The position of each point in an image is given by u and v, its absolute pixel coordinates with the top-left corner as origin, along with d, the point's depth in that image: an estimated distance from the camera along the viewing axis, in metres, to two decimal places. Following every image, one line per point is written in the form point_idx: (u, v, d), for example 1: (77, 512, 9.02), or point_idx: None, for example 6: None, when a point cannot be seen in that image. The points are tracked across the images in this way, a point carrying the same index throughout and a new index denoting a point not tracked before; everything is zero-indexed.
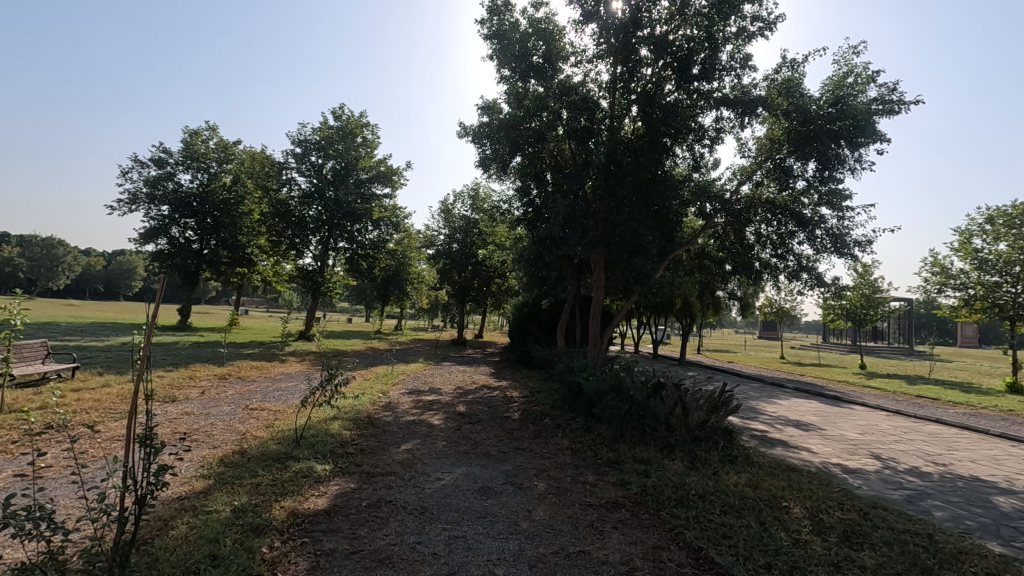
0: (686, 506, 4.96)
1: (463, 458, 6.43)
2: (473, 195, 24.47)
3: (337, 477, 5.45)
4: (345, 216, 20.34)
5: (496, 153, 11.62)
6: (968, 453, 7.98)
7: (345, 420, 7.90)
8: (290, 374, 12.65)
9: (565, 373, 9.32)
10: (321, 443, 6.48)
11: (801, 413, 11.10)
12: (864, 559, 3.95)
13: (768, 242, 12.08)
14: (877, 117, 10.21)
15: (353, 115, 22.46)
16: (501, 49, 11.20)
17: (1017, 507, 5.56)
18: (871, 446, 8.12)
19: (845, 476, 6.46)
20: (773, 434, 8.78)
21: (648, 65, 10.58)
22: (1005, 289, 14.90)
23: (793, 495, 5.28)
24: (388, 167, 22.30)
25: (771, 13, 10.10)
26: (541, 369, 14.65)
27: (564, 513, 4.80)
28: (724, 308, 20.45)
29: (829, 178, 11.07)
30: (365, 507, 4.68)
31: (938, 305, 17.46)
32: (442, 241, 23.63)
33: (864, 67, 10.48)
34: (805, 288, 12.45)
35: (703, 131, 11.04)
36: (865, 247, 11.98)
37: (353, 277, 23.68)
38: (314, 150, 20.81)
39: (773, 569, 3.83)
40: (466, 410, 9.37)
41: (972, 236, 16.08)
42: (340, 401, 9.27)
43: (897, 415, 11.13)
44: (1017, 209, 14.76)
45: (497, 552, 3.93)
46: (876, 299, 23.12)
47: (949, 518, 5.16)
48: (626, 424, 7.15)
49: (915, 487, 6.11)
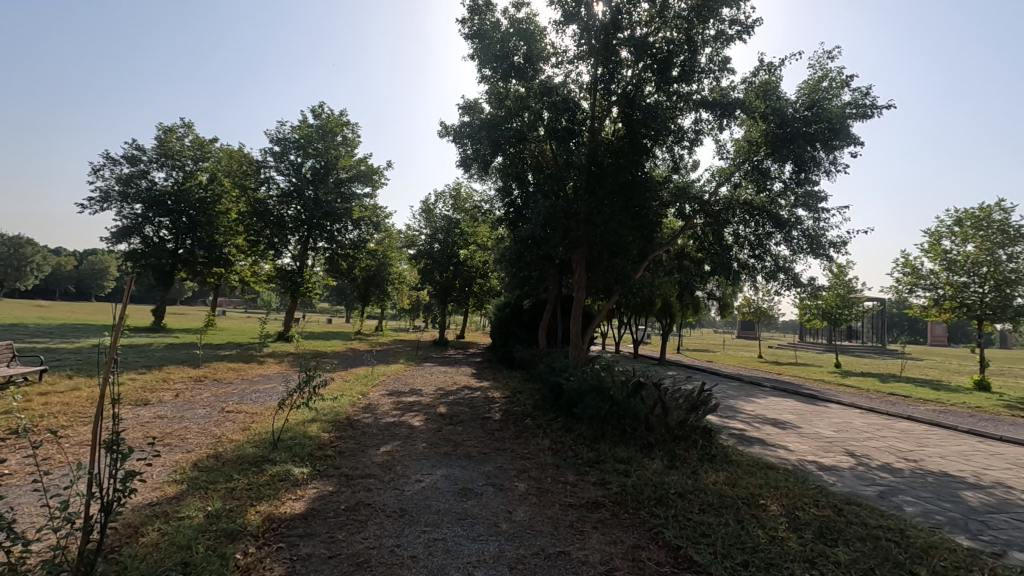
0: (665, 505, 4.98)
1: (444, 460, 6.39)
2: (454, 195, 24.37)
3: (315, 481, 5.37)
4: (324, 216, 20.14)
5: (477, 153, 11.56)
6: (938, 449, 8.19)
7: (324, 423, 7.78)
8: (268, 375, 12.49)
9: (546, 373, 9.33)
10: (299, 446, 6.37)
11: (778, 411, 11.29)
12: (839, 555, 4.01)
13: (745, 243, 12.28)
14: (851, 120, 10.43)
15: (333, 114, 22.21)
16: (481, 49, 11.15)
17: (984, 501, 5.71)
18: (845, 444, 8.28)
19: (820, 473, 6.56)
20: (751, 433, 8.89)
21: (628, 66, 10.63)
22: (973, 290, 15.32)
23: (769, 493, 5.34)
24: (368, 166, 22.11)
25: (749, 16, 10.29)
26: (522, 369, 14.66)
27: (544, 514, 4.80)
28: (703, 308, 20.68)
29: (804, 179, 11.29)
30: (343, 510, 4.62)
31: (910, 305, 17.86)
32: (423, 241, 23.49)
33: (839, 71, 10.69)
34: (782, 288, 12.64)
35: (683, 133, 11.12)
36: (839, 249, 12.23)
37: (333, 278, 23.40)
38: (293, 149, 20.47)
39: (751, 566, 3.86)
40: (447, 412, 9.32)
41: (941, 237, 16.52)
42: (319, 403, 9.15)
43: (870, 413, 11.38)
44: (984, 211, 15.20)
45: (477, 554, 3.90)
46: (850, 299, 23.60)
47: (920, 513, 5.28)
48: (607, 423, 7.17)
49: (887, 483, 6.24)
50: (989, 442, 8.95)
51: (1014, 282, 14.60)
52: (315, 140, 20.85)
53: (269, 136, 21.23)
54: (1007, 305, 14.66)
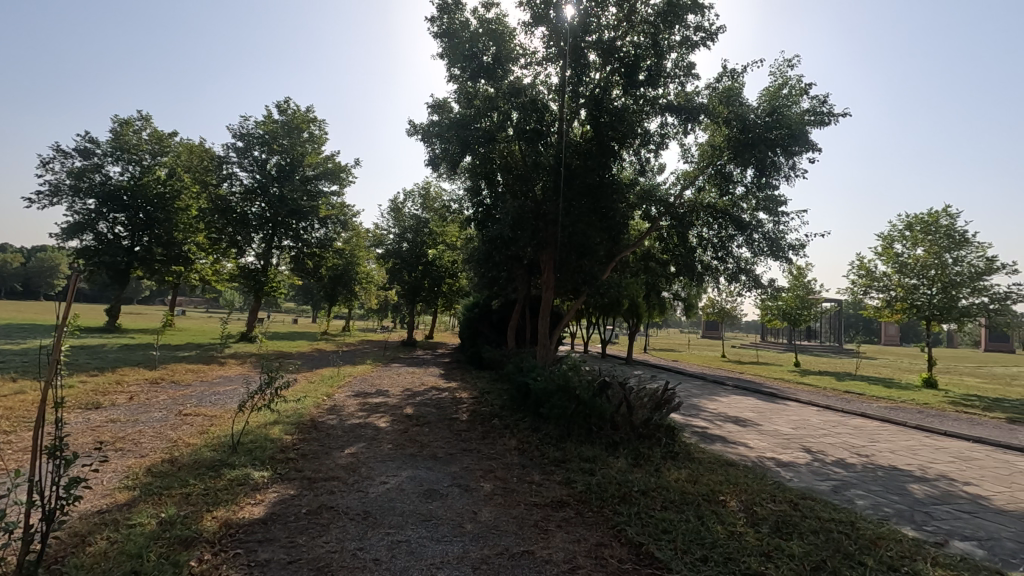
0: (628, 503, 5.06)
1: (409, 461, 6.33)
2: (424, 194, 24.15)
3: (275, 485, 5.25)
4: (289, 214, 19.82)
5: (446, 152, 11.50)
6: (889, 444, 8.56)
7: (286, 425, 7.63)
8: (229, 377, 12.17)
9: (514, 374, 9.35)
10: (260, 449, 6.23)
11: (740, 409, 11.59)
12: (793, 549, 4.14)
13: (709, 245, 12.65)
14: (810, 127, 10.80)
15: (299, 110, 21.76)
16: (451, 47, 11.12)
17: (929, 494, 5.99)
18: (802, 441, 8.57)
19: (778, 469, 6.77)
20: (714, 430, 9.11)
21: (596, 70, 10.77)
22: (922, 291, 16.03)
23: (729, 489, 5.48)
24: (335, 164, 21.76)
25: (713, 24, 10.59)
26: (491, 369, 14.70)
27: (509, 513, 4.81)
28: (669, 308, 21.09)
29: (766, 184, 11.56)
30: (304, 514, 4.53)
31: (864, 306, 18.56)
32: (392, 240, 23.26)
33: (798, 79, 11.06)
34: (744, 290, 13.01)
35: (649, 136, 11.32)
36: (798, 251, 12.65)
37: (298, 277, 23.01)
38: (257, 145, 19.98)
39: (710, 561, 3.95)
40: (414, 413, 9.26)
41: (893, 241, 17.21)
42: (281, 405, 8.94)
43: (826, 410, 11.79)
44: (933, 216, 15.93)
45: (441, 555, 3.89)
46: (808, 300, 24.37)
47: (870, 506, 5.50)
48: (573, 423, 7.24)
49: (840, 478, 6.48)
50: (935, 437, 9.37)
51: (958, 284, 15.36)
52: (281, 135, 20.41)
53: (231, 131, 20.67)
54: (953, 306, 15.40)
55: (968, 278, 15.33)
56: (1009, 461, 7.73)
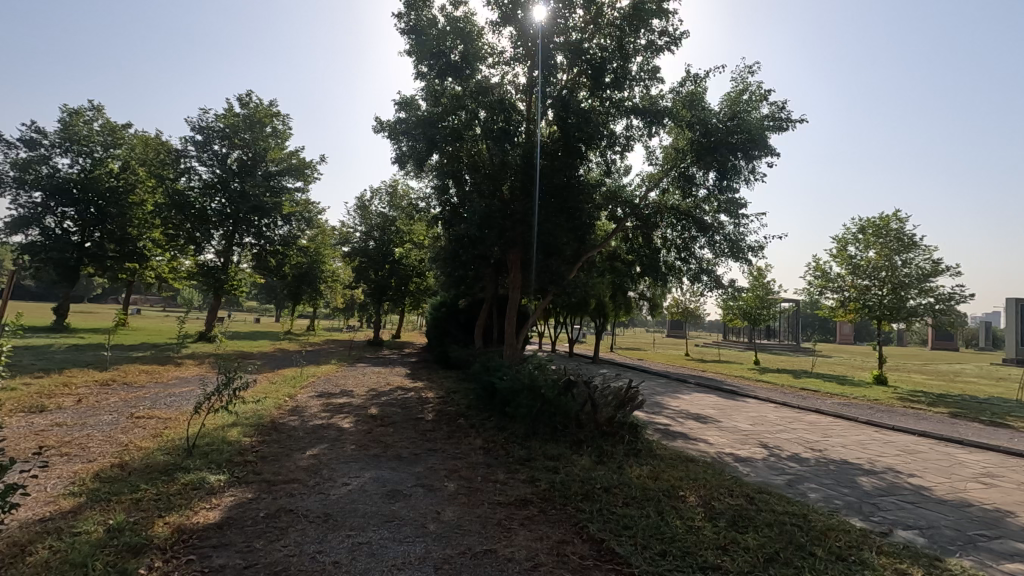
0: (591, 500, 5.12)
1: (373, 462, 6.26)
2: (391, 191, 23.85)
3: (233, 488, 5.12)
4: (251, 210, 19.33)
5: (413, 150, 11.41)
6: (840, 439, 8.91)
7: (245, 427, 7.43)
8: (185, 378, 11.76)
9: (480, 373, 9.34)
10: (216, 452, 6.05)
11: (701, 406, 11.86)
12: (748, 541, 4.27)
13: (672, 246, 12.96)
14: (769, 132, 11.15)
15: (262, 104, 21.23)
16: (418, 45, 11.03)
17: (877, 486, 6.27)
18: (760, 437, 8.83)
19: (736, 464, 6.96)
20: (675, 428, 9.30)
21: (563, 71, 10.88)
22: (874, 292, 16.71)
23: (689, 485, 5.61)
24: (299, 160, 21.30)
25: (677, 29, 10.82)
26: (458, 368, 14.64)
27: (472, 513, 4.80)
28: (635, 308, 21.45)
29: (727, 188, 11.87)
30: (262, 518, 4.42)
31: (820, 306, 19.23)
32: (358, 238, 22.95)
33: (757, 85, 11.39)
34: (706, 290, 13.34)
35: (614, 138, 11.48)
36: (757, 253, 13.04)
37: (260, 275, 22.44)
38: (216, 138, 19.38)
39: (669, 556, 4.04)
40: (379, 413, 9.16)
41: (847, 244, 17.88)
42: (240, 407, 8.70)
43: (783, 407, 12.20)
44: (883, 220, 16.62)
45: (402, 556, 3.86)
46: (768, 300, 25.09)
47: (822, 498, 5.72)
48: (538, 421, 7.30)
49: (795, 472, 6.72)
50: (884, 431, 9.80)
51: (907, 285, 16.11)
52: (242, 129, 19.86)
53: (189, 124, 20.00)
54: (901, 306, 16.16)
55: (915, 279, 16.10)
56: (950, 454, 8.14)
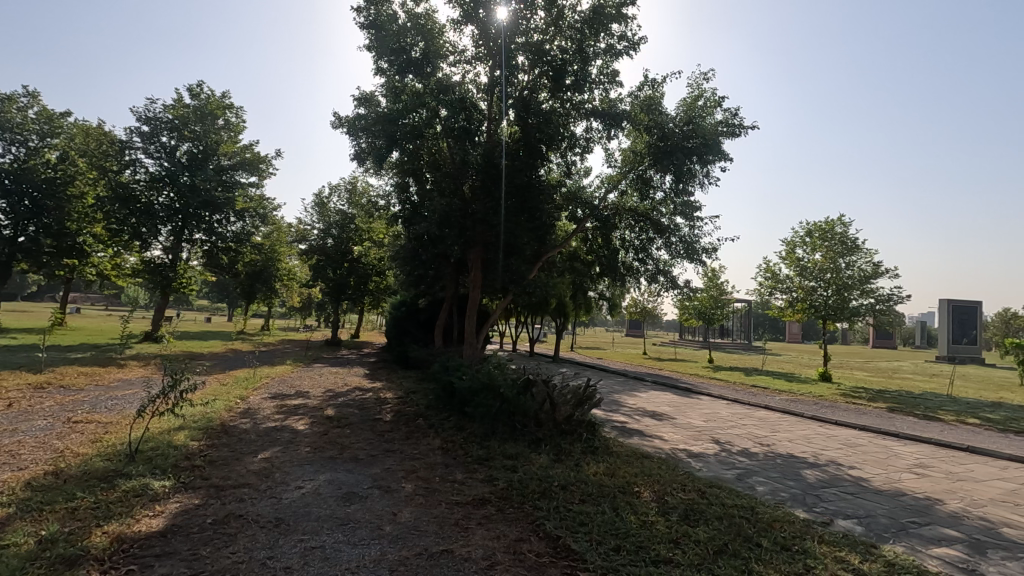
0: (547, 498, 5.18)
1: (328, 464, 6.14)
2: (350, 189, 23.39)
3: (178, 494, 4.91)
4: (202, 205, 18.54)
5: (372, 146, 11.25)
6: (787, 434, 9.29)
7: (193, 430, 7.15)
8: (128, 381, 11.22)
9: (439, 373, 9.27)
10: (161, 457, 5.80)
11: (657, 404, 12.14)
12: (698, 534, 4.40)
13: (630, 247, 13.22)
14: (722, 137, 11.51)
15: (213, 95, 20.49)
16: (377, 40, 10.87)
17: (820, 478, 6.56)
18: (712, 432, 9.11)
19: (689, 460, 7.16)
20: (632, 425, 9.49)
21: (524, 72, 10.91)
22: (820, 293, 17.46)
23: (644, 481, 5.73)
24: (253, 154, 20.64)
25: (635, 34, 11.02)
26: (417, 368, 14.51)
27: (429, 514, 4.77)
28: (594, 308, 21.75)
29: (683, 191, 12.18)
30: (209, 524, 4.27)
31: (770, 306, 19.95)
32: (315, 236, 22.42)
33: (712, 92, 11.73)
34: (663, 290, 13.65)
35: (574, 140, 11.62)
36: (711, 254, 13.44)
37: (211, 273, 21.70)
38: (165, 130, 18.66)
39: (622, 550, 4.11)
40: (335, 414, 8.98)
41: (795, 246, 18.61)
42: (187, 410, 8.36)
43: (735, 403, 12.60)
44: (828, 223, 17.40)
45: (357, 559, 3.80)
46: (721, 301, 25.88)
47: (769, 491, 5.95)
48: (497, 421, 7.32)
49: (745, 466, 6.96)
50: (827, 426, 10.27)
51: (850, 286, 16.94)
52: (192, 121, 19.08)
53: (135, 114, 19.15)
54: (844, 306, 16.97)
55: (858, 280, 16.96)
56: (887, 446, 8.60)
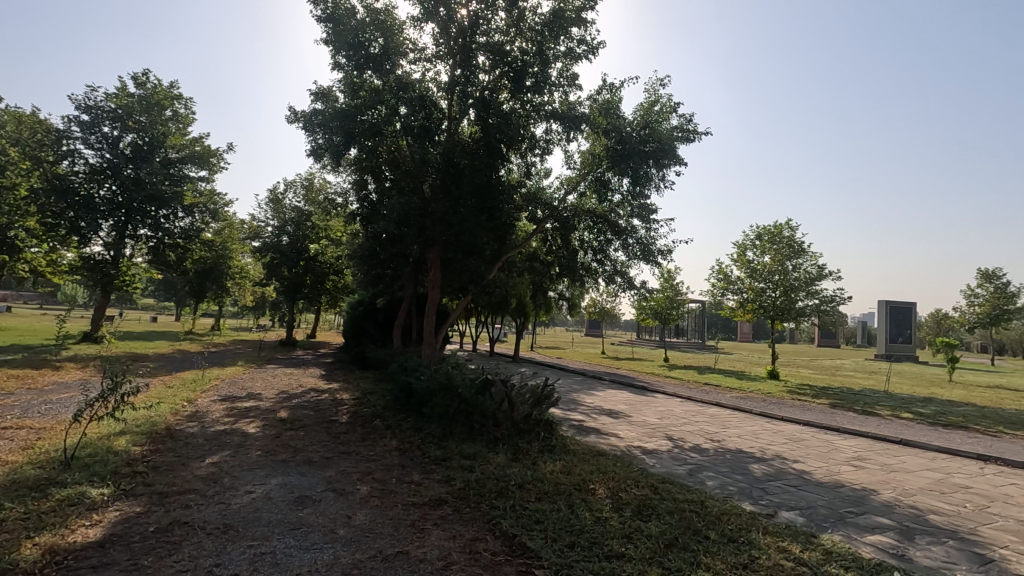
0: (504, 497, 5.20)
1: (281, 467, 5.99)
2: (307, 185, 22.85)
3: (118, 503, 4.70)
4: (147, 199, 17.78)
5: (329, 143, 11.03)
6: (737, 430, 9.64)
7: (135, 435, 6.84)
8: (65, 384, 10.61)
9: (397, 373, 9.17)
10: (100, 464, 5.52)
11: (614, 402, 12.38)
12: (650, 529, 4.52)
13: (589, 248, 13.41)
14: (678, 142, 11.85)
15: (160, 85, 19.62)
16: (335, 34, 10.64)
17: (766, 472, 6.84)
18: (666, 429, 9.36)
19: (643, 456, 7.33)
20: (589, 423, 9.64)
21: (484, 72, 10.89)
22: (768, 294, 18.17)
23: (599, 478, 5.84)
24: (204, 147, 19.94)
25: (594, 39, 11.21)
26: (375, 368, 14.33)
27: (385, 515, 4.72)
28: (553, 308, 21.96)
29: (639, 195, 12.48)
30: (151, 533, 4.10)
31: (722, 306, 20.62)
32: (270, 233, 21.73)
33: (668, 97, 12.05)
34: (620, 291, 13.90)
35: (534, 141, 11.69)
36: (666, 256, 13.78)
37: (157, 271, 20.80)
38: (107, 120, 17.71)
39: (576, 546, 4.19)
40: (288, 416, 8.76)
41: (746, 249, 19.29)
42: (129, 414, 7.98)
43: (689, 401, 12.95)
44: (777, 227, 18.13)
45: (309, 564, 3.73)
46: (676, 301, 26.57)
47: (718, 486, 6.17)
48: (455, 421, 7.31)
49: (696, 462, 7.19)
50: (774, 421, 10.70)
51: (796, 288, 17.70)
52: (137, 111, 18.23)
53: (73, 102, 18.10)
54: (791, 307, 17.74)
55: (803, 282, 17.75)
56: (828, 440, 9.04)
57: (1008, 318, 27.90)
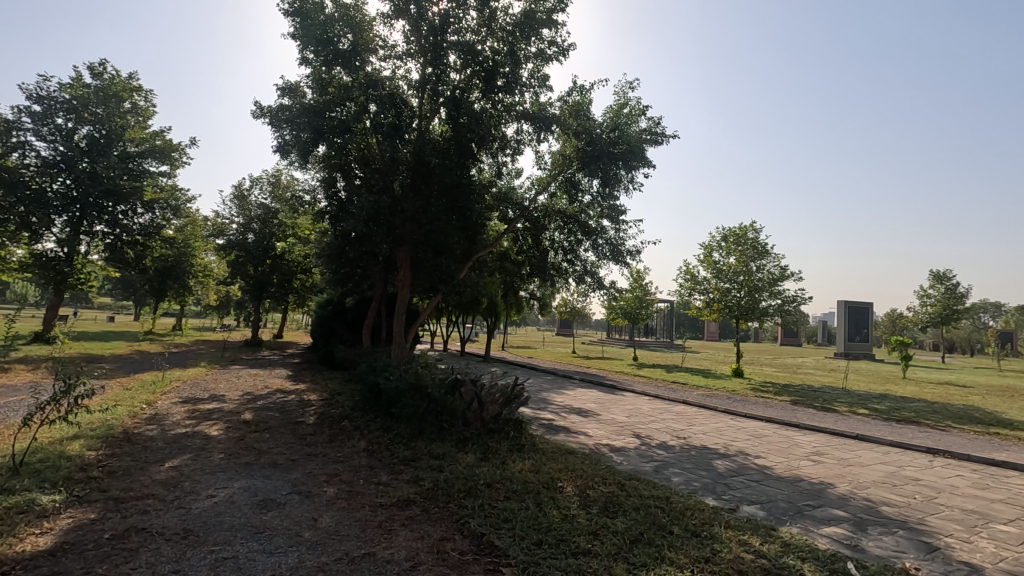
0: (473, 496, 5.21)
1: (245, 470, 5.87)
2: (273, 182, 22.38)
3: (71, 509, 4.53)
4: (104, 194, 17.11)
5: (297, 139, 10.85)
6: (702, 427, 9.87)
7: (90, 440, 6.59)
8: (13, 387, 10.13)
9: (366, 373, 9.07)
10: (51, 469, 5.31)
11: (583, 401, 12.50)
12: (616, 525, 4.59)
13: (560, 248, 13.51)
14: (647, 145, 12.06)
15: (118, 76, 18.92)
16: (302, 29, 10.44)
17: (729, 468, 7.03)
18: (633, 427, 9.52)
19: (611, 454, 7.44)
20: (558, 422, 9.72)
21: (455, 71, 10.84)
22: (734, 294, 18.61)
23: (567, 476, 5.91)
24: (165, 141, 19.29)
25: (565, 40, 11.28)
26: (344, 369, 14.14)
27: (352, 517, 4.68)
28: (525, 308, 22.04)
29: (609, 196, 12.66)
30: (106, 540, 3.97)
31: (690, 306, 21.02)
32: (234, 231, 21.21)
33: (637, 101, 12.23)
34: (590, 291, 14.05)
35: (505, 141, 11.71)
36: (635, 257, 13.99)
37: (114, 269, 20.01)
38: (60, 111, 16.98)
39: (544, 544, 4.23)
40: (253, 418, 8.57)
41: (712, 250, 19.72)
42: (84, 418, 7.68)
43: (656, 399, 13.18)
44: (742, 229, 18.60)
45: (272, 567, 3.67)
46: (645, 301, 26.97)
47: (683, 481, 6.31)
48: (424, 421, 7.28)
49: (662, 458, 7.33)
50: (737, 418, 10.99)
51: (760, 289, 18.21)
52: (93, 103, 17.54)
53: (23, 92, 17.29)
54: (755, 307, 18.24)
55: (767, 283, 18.25)
56: (789, 436, 9.33)
57: (957, 317, 29.26)
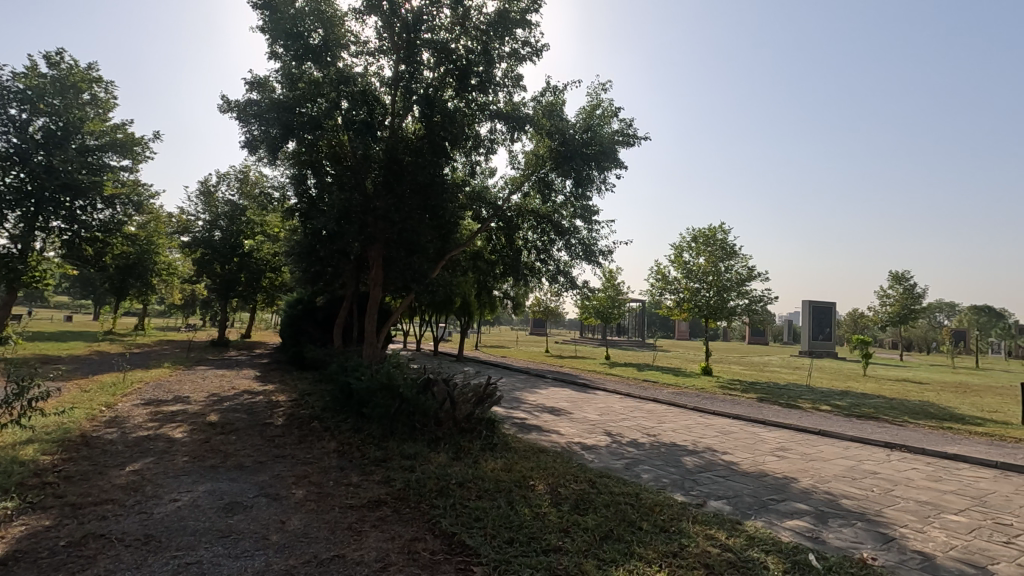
0: (445, 496, 5.20)
1: (210, 473, 5.73)
2: (241, 178, 21.87)
3: (23, 517, 4.34)
4: (61, 188, 16.45)
5: (266, 135, 10.65)
6: (671, 424, 10.04)
7: (46, 444, 6.33)
8: None
9: (336, 374, 8.95)
10: (1, 476, 5.07)
11: (556, 400, 12.57)
12: (586, 522, 4.65)
13: (533, 248, 13.54)
14: (619, 146, 12.20)
15: (77, 66, 18.23)
16: (272, 22, 10.24)
17: (698, 464, 7.16)
18: (605, 425, 9.62)
19: (582, 452, 7.51)
20: (531, 421, 9.76)
21: (429, 69, 10.78)
22: (703, 294, 18.97)
23: (538, 474, 5.95)
24: (127, 135, 18.66)
25: (538, 41, 11.31)
26: (314, 369, 13.91)
27: (321, 519, 4.62)
28: (498, 308, 22.04)
29: (581, 196, 12.76)
30: (61, 548, 3.82)
31: (661, 305, 21.33)
32: (200, 228, 20.66)
33: (609, 102, 12.37)
34: (563, 290, 14.13)
35: (478, 140, 11.69)
36: (608, 256, 14.14)
37: (72, 266, 19.25)
38: (13, 101, 16.27)
39: (515, 542, 4.25)
40: (219, 419, 8.36)
41: (682, 251, 20.06)
42: (38, 421, 7.37)
43: (628, 398, 13.34)
44: (711, 230, 18.98)
45: (237, 572, 3.59)
46: (617, 300, 27.26)
47: (653, 478, 6.42)
48: (395, 421, 7.22)
49: (632, 456, 7.43)
50: (706, 416, 11.22)
51: (728, 288, 18.62)
52: (49, 93, 16.87)
53: None
54: (723, 306, 18.64)
55: (735, 283, 18.68)
56: (755, 432, 9.56)
57: (914, 316, 30.42)
